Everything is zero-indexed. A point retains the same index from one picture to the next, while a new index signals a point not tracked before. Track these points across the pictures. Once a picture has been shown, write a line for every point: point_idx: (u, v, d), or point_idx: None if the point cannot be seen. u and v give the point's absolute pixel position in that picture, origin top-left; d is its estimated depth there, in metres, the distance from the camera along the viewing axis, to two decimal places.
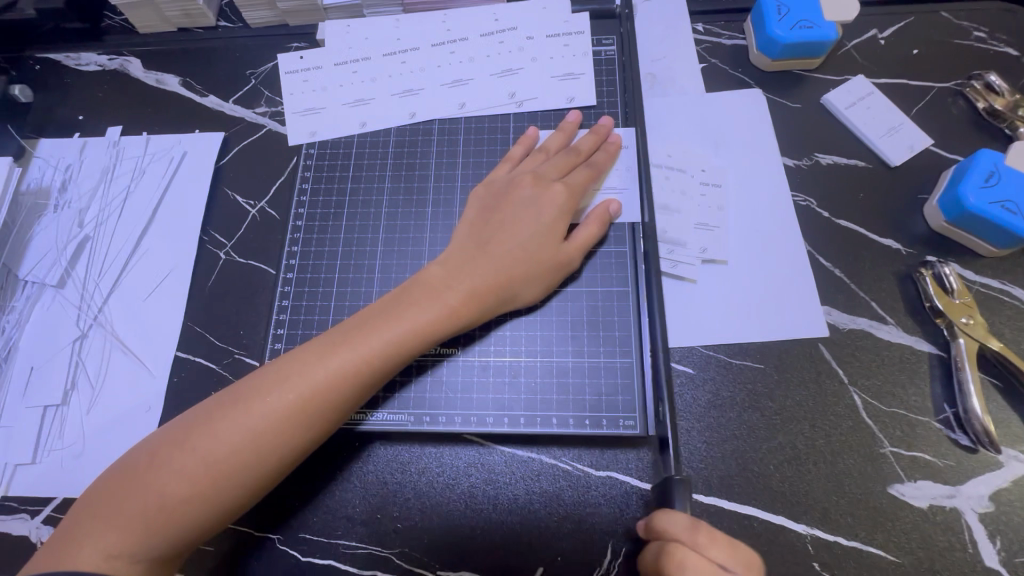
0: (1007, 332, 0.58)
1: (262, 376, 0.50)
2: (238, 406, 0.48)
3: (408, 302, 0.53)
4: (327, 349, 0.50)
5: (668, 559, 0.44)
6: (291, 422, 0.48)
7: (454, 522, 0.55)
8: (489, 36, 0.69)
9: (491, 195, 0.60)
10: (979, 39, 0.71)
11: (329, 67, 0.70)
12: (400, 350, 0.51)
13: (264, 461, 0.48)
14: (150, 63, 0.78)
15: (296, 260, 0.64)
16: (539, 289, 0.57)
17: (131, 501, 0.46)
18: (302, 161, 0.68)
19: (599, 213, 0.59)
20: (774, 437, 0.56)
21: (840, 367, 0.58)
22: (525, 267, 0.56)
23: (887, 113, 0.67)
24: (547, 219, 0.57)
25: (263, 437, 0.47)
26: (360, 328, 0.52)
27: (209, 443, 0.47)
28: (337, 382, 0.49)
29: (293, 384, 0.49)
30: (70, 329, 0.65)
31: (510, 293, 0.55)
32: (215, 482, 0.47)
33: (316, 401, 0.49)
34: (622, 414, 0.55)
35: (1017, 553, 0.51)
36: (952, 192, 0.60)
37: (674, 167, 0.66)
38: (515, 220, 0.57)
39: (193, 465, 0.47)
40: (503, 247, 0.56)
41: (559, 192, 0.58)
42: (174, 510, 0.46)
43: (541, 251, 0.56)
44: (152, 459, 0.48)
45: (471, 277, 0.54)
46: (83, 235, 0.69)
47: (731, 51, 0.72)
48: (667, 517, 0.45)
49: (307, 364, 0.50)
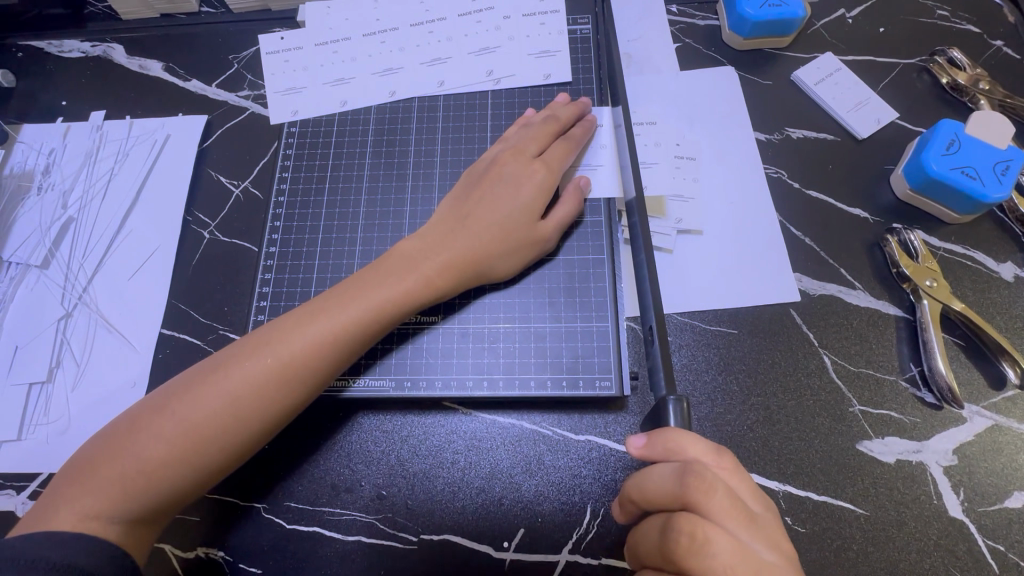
0: (970, 294, 0.60)
1: (242, 345, 0.51)
2: (218, 372, 0.49)
3: (388, 273, 0.54)
4: (307, 318, 0.51)
5: (696, 480, 0.40)
6: (269, 387, 0.49)
7: (436, 487, 0.56)
8: (467, 15, 0.71)
9: (472, 175, 0.61)
10: (942, 17, 0.73)
11: (310, 47, 0.71)
12: (379, 316, 0.52)
13: (243, 425, 0.48)
14: (132, 48, 0.78)
15: (278, 236, 0.65)
16: (518, 262, 0.58)
17: (108, 466, 0.47)
18: (283, 140, 0.69)
19: (575, 191, 0.60)
20: (747, 399, 0.57)
21: (811, 331, 0.59)
22: (502, 243, 0.57)
23: (854, 87, 0.69)
24: (525, 197, 0.58)
25: (243, 401, 0.48)
26: (339, 296, 0.53)
27: (189, 408, 0.48)
28: (317, 348, 0.50)
29: (273, 350, 0.50)
30: (55, 308, 0.65)
31: (488, 266, 0.57)
32: (194, 446, 0.47)
33: (296, 366, 0.50)
34: (598, 376, 0.57)
35: (980, 503, 0.53)
36: (915, 160, 0.62)
37: (648, 142, 0.67)
38: (494, 197, 0.58)
39: (172, 430, 0.47)
40: (483, 221, 0.57)
41: (538, 170, 0.59)
42: (152, 474, 0.47)
43: (519, 228, 0.57)
44: (131, 425, 0.48)
45: (450, 249, 0.56)
46: (68, 216, 0.70)
47: (704, 30, 0.74)
48: (694, 441, 0.41)
49: (286, 332, 0.51)
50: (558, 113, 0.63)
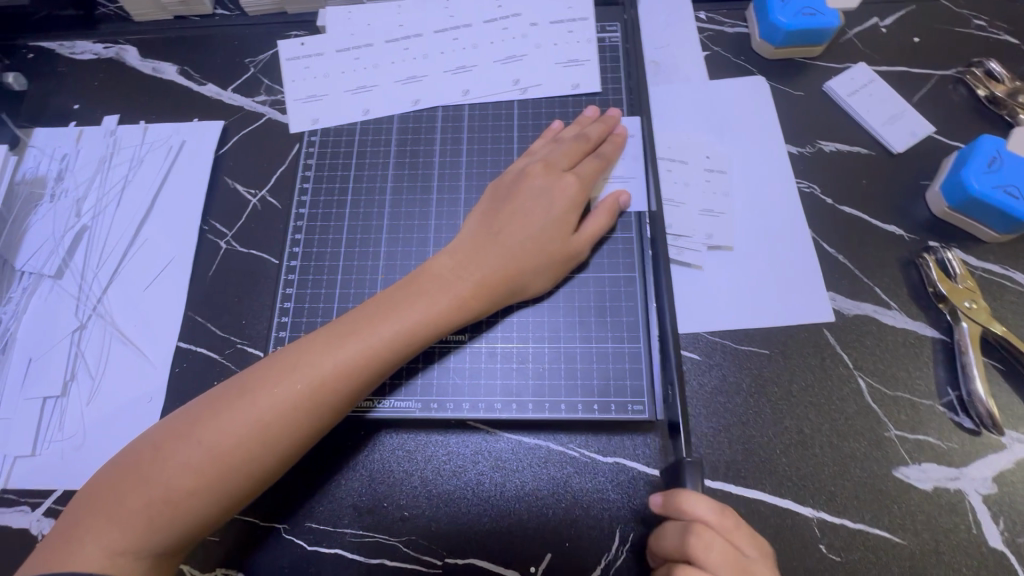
0: (1009, 316, 0.58)
1: (268, 366, 0.49)
2: (245, 397, 0.48)
3: (419, 292, 0.52)
4: (337, 339, 0.50)
5: (697, 540, 0.44)
6: (299, 412, 0.48)
7: (461, 509, 0.55)
8: (492, 22, 0.69)
9: (501, 187, 0.59)
10: (979, 27, 0.71)
11: (330, 53, 0.70)
12: (411, 339, 0.51)
13: (271, 452, 0.47)
14: (146, 51, 0.76)
15: (300, 248, 0.63)
16: (550, 279, 0.57)
17: (134, 497, 0.45)
18: (304, 148, 0.67)
19: (609, 204, 0.59)
20: (779, 423, 0.56)
21: (845, 352, 0.58)
22: (537, 259, 0.55)
23: (889, 99, 0.67)
24: (558, 211, 0.57)
25: (271, 426, 0.47)
26: (369, 317, 0.51)
27: (215, 434, 0.46)
28: (347, 372, 0.49)
29: (302, 373, 0.48)
30: (69, 320, 0.64)
31: (521, 283, 0.55)
32: (222, 474, 0.46)
33: (326, 390, 0.48)
34: (629, 399, 0.55)
35: (1020, 534, 0.52)
36: (954, 178, 0.60)
37: (678, 157, 0.66)
38: (527, 211, 0.56)
39: (198, 458, 0.46)
40: (515, 237, 0.55)
41: (570, 183, 0.58)
42: (179, 503, 0.45)
43: (552, 244, 0.56)
44: (154, 453, 0.47)
45: (482, 268, 0.54)
46: (81, 224, 0.68)
47: (734, 38, 0.72)
48: (701, 507, 0.44)
49: (315, 353, 0.49)
50: (588, 130, 0.61)
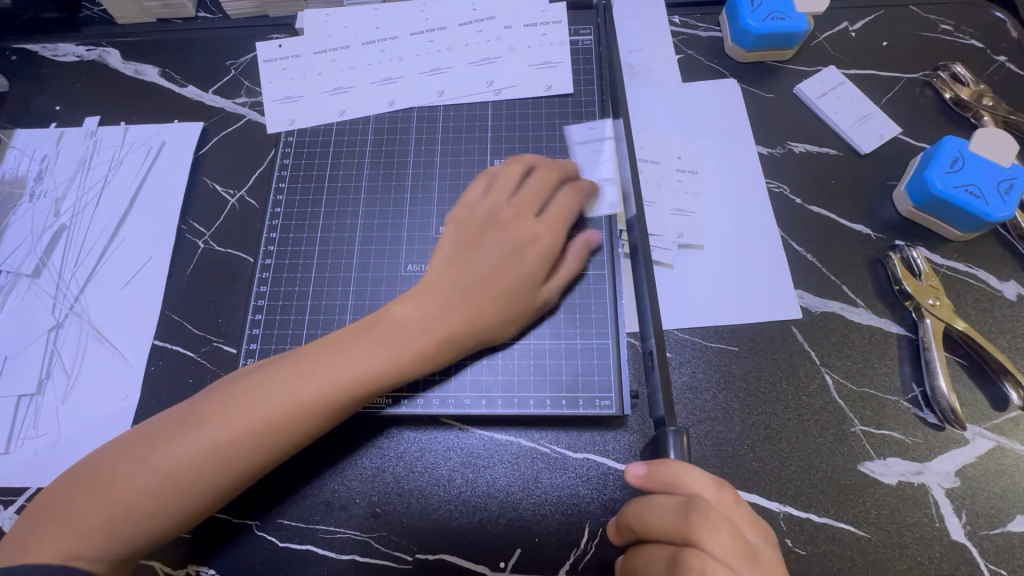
0: (973, 313, 0.59)
1: (231, 393, 0.49)
2: (206, 423, 0.48)
3: (383, 339, 0.52)
4: (300, 375, 0.49)
5: (699, 517, 0.42)
6: (258, 443, 0.48)
7: (432, 506, 0.55)
8: (468, 25, 0.70)
9: (472, 222, 0.58)
10: (945, 31, 0.73)
11: (308, 55, 0.71)
12: (377, 378, 0.50)
13: (229, 477, 0.47)
14: (128, 53, 0.77)
15: (275, 247, 0.64)
16: (517, 328, 0.56)
17: (90, 511, 0.45)
18: (281, 149, 0.68)
19: (580, 246, 0.60)
20: (747, 418, 0.56)
21: (812, 348, 0.59)
22: (505, 314, 0.55)
23: (857, 102, 0.69)
24: (530, 261, 0.56)
25: (231, 455, 0.47)
26: (338, 350, 0.51)
27: (174, 458, 0.47)
28: (308, 409, 0.49)
29: (263, 407, 0.48)
30: (46, 318, 0.64)
31: (488, 335, 0.55)
32: (180, 495, 0.46)
33: (286, 425, 0.48)
34: (598, 394, 0.56)
35: (982, 527, 0.52)
36: (918, 178, 0.61)
37: (650, 155, 0.66)
38: (497, 255, 0.55)
39: (156, 479, 0.46)
40: (484, 286, 0.54)
41: (543, 231, 0.57)
42: (135, 519, 0.46)
43: (522, 295, 0.55)
44: (113, 469, 0.47)
45: (448, 318, 0.53)
46: (60, 224, 0.69)
47: (706, 42, 0.73)
48: (698, 474, 0.43)
49: (277, 387, 0.49)
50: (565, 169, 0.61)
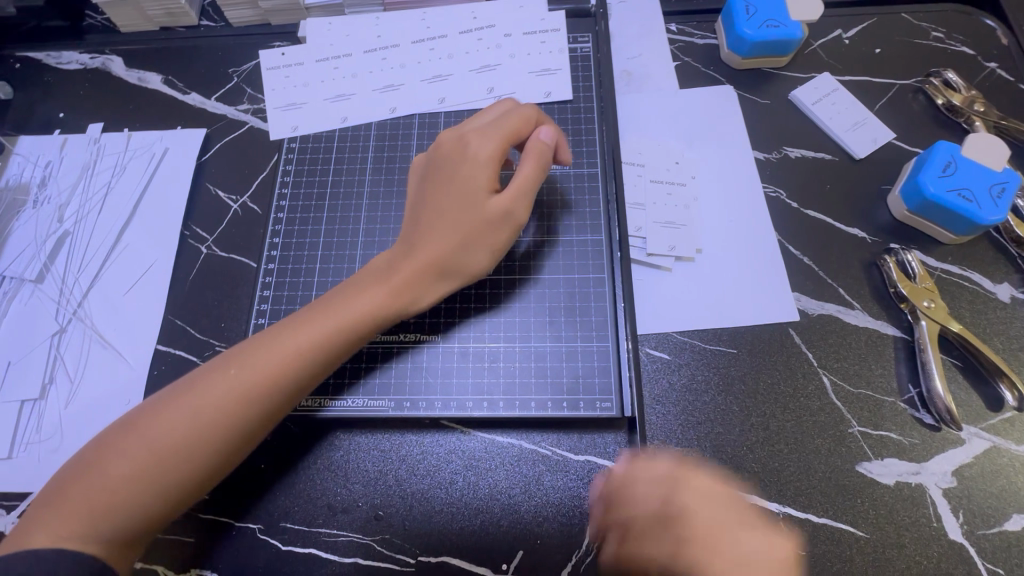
0: (967, 315, 0.60)
1: (215, 362, 0.50)
2: (188, 391, 0.49)
3: (357, 287, 0.53)
4: (278, 333, 0.51)
5: (670, 489, 0.48)
6: (237, 403, 0.48)
7: (435, 508, 0.56)
8: (468, 33, 0.71)
9: (425, 163, 0.58)
10: (937, 38, 0.74)
11: (310, 63, 0.72)
12: (337, 342, 0.51)
13: (212, 442, 0.48)
14: (132, 61, 0.78)
15: (277, 252, 0.64)
16: (478, 248, 0.55)
17: (80, 488, 0.46)
18: (283, 155, 0.69)
19: (534, 152, 0.56)
20: (746, 420, 0.57)
21: (810, 350, 0.60)
22: (456, 232, 0.54)
23: (851, 108, 0.70)
24: (470, 179, 0.55)
25: (212, 417, 0.48)
26: (303, 318, 0.52)
27: (157, 426, 0.47)
28: (285, 362, 0.49)
29: (242, 366, 0.49)
30: (49, 324, 0.65)
31: (451, 262, 0.54)
32: (163, 462, 0.47)
33: (263, 381, 0.49)
34: (598, 397, 0.57)
35: (980, 526, 0.53)
36: (912, 182, 0.62)
37: (653, 173, 0.67)
38: (441, 185, 0.56)
39: (140, 448, 0.47)
40: (438, 213, 0.55)
41: (477, 148, 0.56)
42: (121, 493, 0.46)
43: (466, 211, 0.55)
44: (102, 447, 0.48)
45: (413, 258, 0.54)
46: (63, 230, 0.69)
47: (703, 49, 0.75)
48: (656, 458, 0.51)
49: (258, 347, 0.50)
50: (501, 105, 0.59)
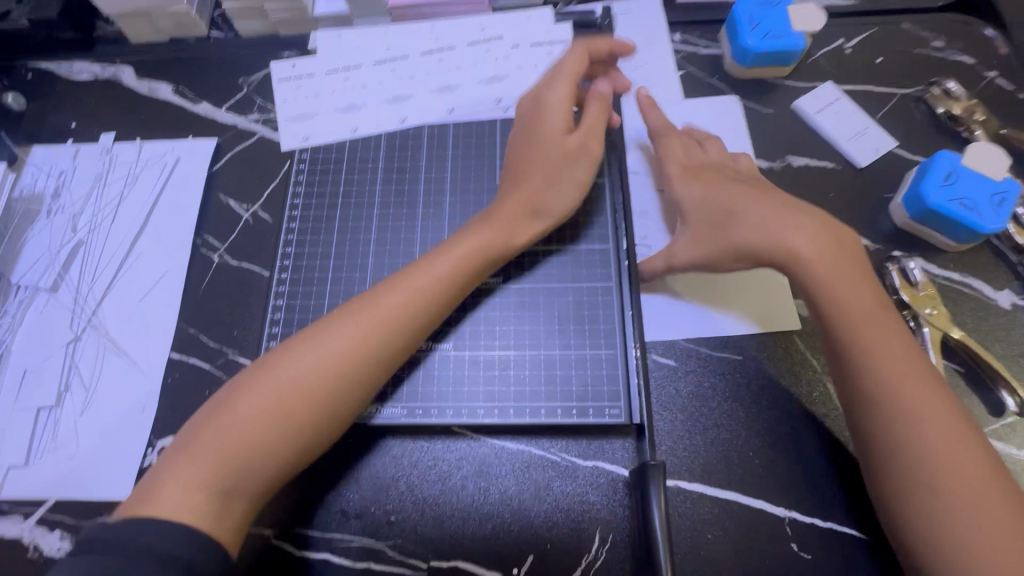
0: (969, 322, 0.61)
1: (333, 314, 0.53)
2: (308, 340, 0.51)
3: (461, 239, 0.57)
4: (392, 282, 0.55)
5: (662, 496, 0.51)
6: (361, 343, 0.51)
7: (446, 514, 0.57)
8: (475, 44, 0.73)
9: (518, 134, 0.64)
10: (938, 48, 0.75)
11: (320, 74, 0.73)
12: (450, 282, 0.55)
13: (341, 384, 0.50)
14: (143, 71, 0.79)
15: (290, 261, 0.65)
16: (565, 189, 0.61)
17: (214, 435, 0.47)
18: (294, 165, 0.70)
19: (597, 99, 0.64)
20: (753, 425, 0.58)
21: (814, 358, 0.60)
22: (548, 175, 0.61)
23: (853, 117, 0.71)
24: (553, 128, 0.62)
25: (339, 359, 0.50)
26: (413, 268, 0.56)
27: (287, 371, 0.50)
28: (402, 307, 0.53)
29: (363, 313, 0.52)
30: (64, 332, 0.65)
31: (540, 201, 0.60)
32: (296, 406, 0.49)
33: (386, 322, 0.52)
34: (607, 403, 0.58)
35: None
36: (914, 191, 0.63)
37: (657, 179, 0.69)
38: (529, 147, 0.62)
39: (272, 392, 0.49)
40: (529, 172, 0.61)
41: (557, 101, 0.63)
42: (256, 438, 0.47)
43: (552, 154, 0.61)
44: (229, 397, 0.49)
45: (507, 211, 0.59)
46: (77, 239, 0.70)
47: (707, 59, 0.76)
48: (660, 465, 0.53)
49: (374, 296, 0.54)
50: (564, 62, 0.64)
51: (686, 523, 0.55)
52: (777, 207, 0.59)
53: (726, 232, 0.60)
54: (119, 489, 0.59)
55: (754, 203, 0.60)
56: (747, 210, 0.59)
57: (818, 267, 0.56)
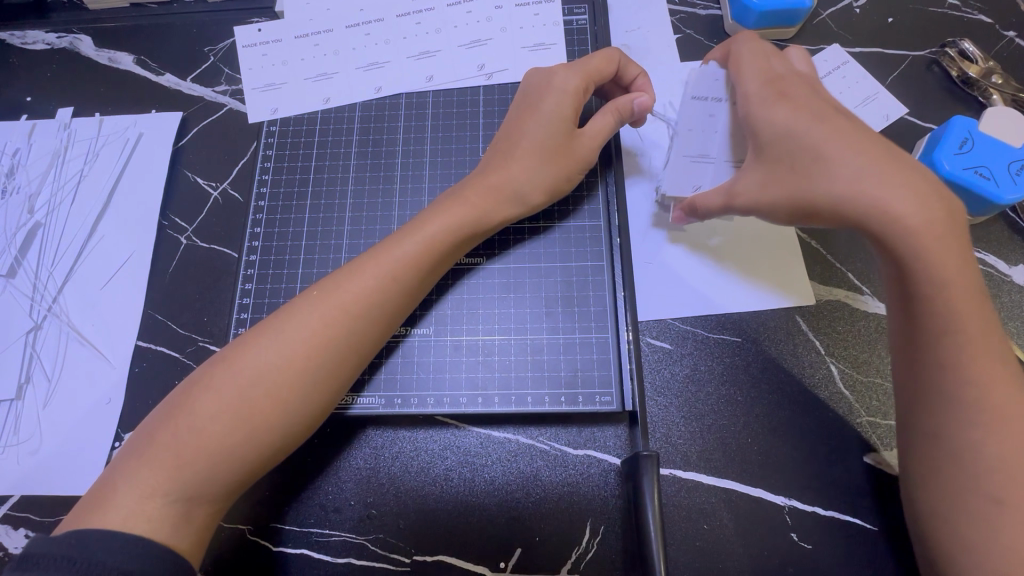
0: None
1: (297, 302, 0.50)
2: (270, 331, 0.48)
3: (434, 218, 0.53)
4: (360, 266, 0.51)
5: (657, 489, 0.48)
6: (324, 332, 0.48)
7: (429, 505, 0.54)
8: (457, 5, 0.67)
9: (512, 111, 0.59)
10: (953, 6, 0.70)
11: (289, 40, 0.68)
12: (421, 262, 0.52)
13: (303, 378, 0.46)
14: (101, 40, 0.73)
15: (259, 243, 0.61)
16: (544, 190, 0.56)
17: (167, 437, 0.44)
18: (263, 139, 0.65)
19: (620, 106, 0.57)
20: (751, 410, 0.55)
21: (818, 338, 0.57)
22: (532, 170, 0.55)
23: (860, 82, 0.67)
24: (553, 118, 0.56)
25: (301, 350, 0.47)
26: (383, 249, 0.52)
27: (246, 366, 0.46)
28: (370, 293, 0.49)
29: (329, 299, 0.49)
30: (24, 321, 0.62)
31: (520, 194, 0.55)
32: (255, 403, 0.45)
33: (352, 308, 0.49)
34: (598, 390, 0.55)
35: None
36: (927, 160, 0.59)
37: (691, 91, 0.59)
38: (522, 128, 0.57)
39: (230, 390, 0.46)
40: (516, 158, 0.56)
41: (563, 91, 0.57)
42: (211, 440, 0.44)
43: (545, 148, 0.56)
44: (186, 396, 0.46)
45: (484, 191, 0.55)
46: (34, 221, 0.66)
47: (706, 20, 0.70)
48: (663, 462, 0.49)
49: (340, 282, 0.50)
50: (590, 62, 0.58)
51: (681, 513, 0.52)
52: (876, 153, 0.49)
53: (810, 179, 0.50)
54: (86, 484, 0.56)
55: (844, 145, 0.49)
56: (836, 153, 0.49)
57: (928, 234, 0.46)
